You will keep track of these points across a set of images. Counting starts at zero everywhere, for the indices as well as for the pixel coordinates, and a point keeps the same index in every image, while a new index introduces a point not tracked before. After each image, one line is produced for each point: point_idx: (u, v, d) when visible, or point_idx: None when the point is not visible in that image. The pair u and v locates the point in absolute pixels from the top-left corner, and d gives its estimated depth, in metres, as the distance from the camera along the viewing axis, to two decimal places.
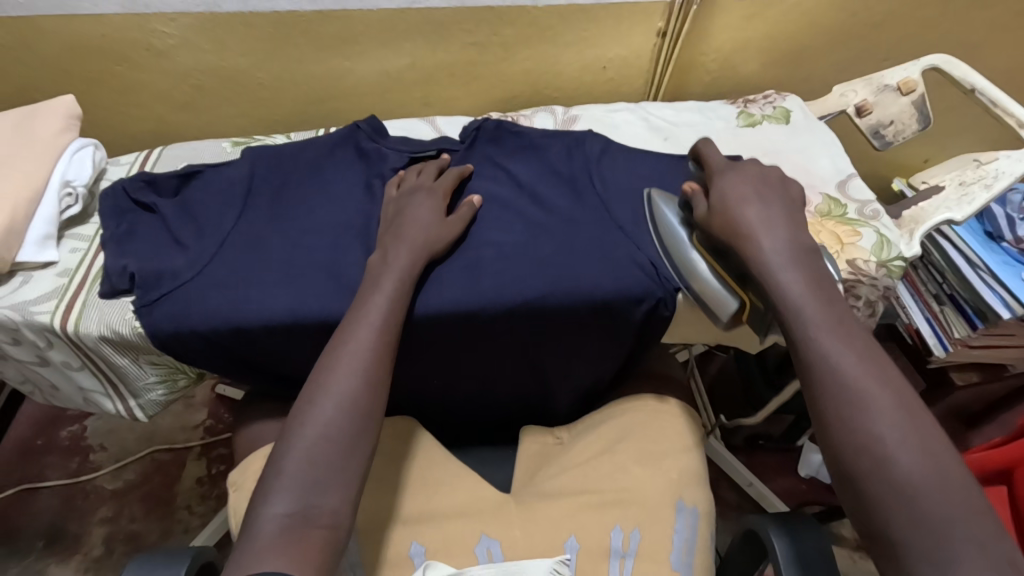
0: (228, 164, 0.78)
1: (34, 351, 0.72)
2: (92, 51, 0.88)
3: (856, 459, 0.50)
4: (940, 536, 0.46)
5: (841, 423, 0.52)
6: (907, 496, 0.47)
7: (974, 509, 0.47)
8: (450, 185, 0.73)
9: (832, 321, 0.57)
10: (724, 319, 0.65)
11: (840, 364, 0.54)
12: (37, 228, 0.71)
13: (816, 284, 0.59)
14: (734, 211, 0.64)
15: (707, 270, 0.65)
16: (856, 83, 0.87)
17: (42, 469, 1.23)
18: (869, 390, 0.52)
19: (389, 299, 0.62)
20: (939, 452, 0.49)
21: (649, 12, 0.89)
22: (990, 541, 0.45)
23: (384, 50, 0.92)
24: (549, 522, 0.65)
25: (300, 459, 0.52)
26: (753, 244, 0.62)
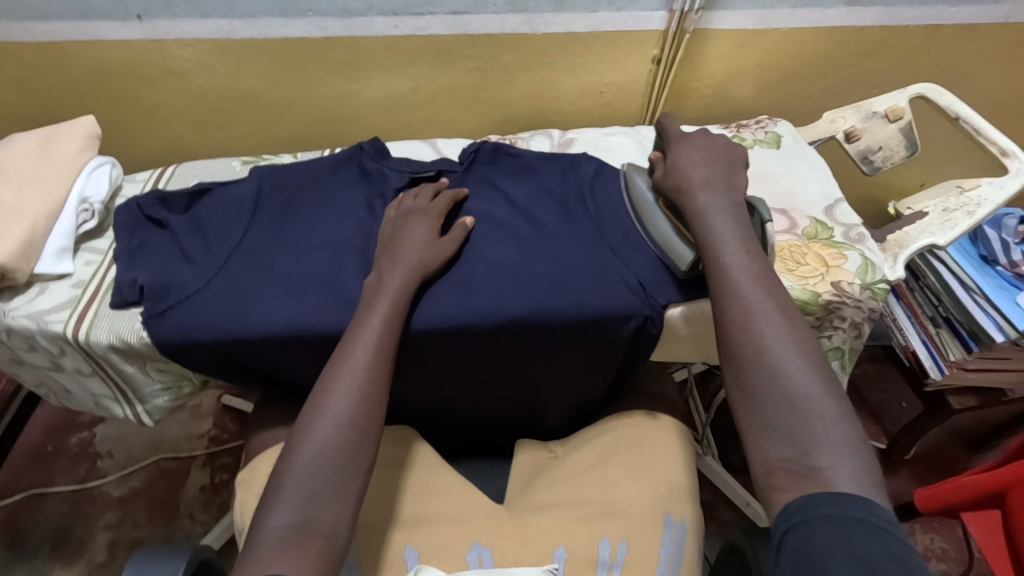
0: (236, 183, 0.82)
1: (47, 358, 0.75)
2: (115, 74, 0.93)
3: (744, 355, 0.56)
4: (803, 419, 0.51)
5: (739, 325, 0.57)
6: (784, 384, 0.53)
7: (842, 409, 0.52)
8: (445, 208, 0.76)
9: (745, 252, 0.62)
10: (681, 270, 0.71)
11: (746, 282, 0.60)
12: (55, 242, 0.74)
13: (737, 219, 0.66)
14: (680, 169, 0.71)
15: (668, 227, 0.72)
16: (845, 110, 0.89)
17: (51, 474, 1.26)
18: (767, 304, 0.58)
19: (384, 319, 0.64)
20: (816, 360, 0.54)
21: (643, 40, 0.93)
22: (842, 425, 0.51)
23: (389, 75, 0.96)
24: (538, 531, 0.66)
25: (299, 475, 0.55)
26: (690, 195, 0.68)
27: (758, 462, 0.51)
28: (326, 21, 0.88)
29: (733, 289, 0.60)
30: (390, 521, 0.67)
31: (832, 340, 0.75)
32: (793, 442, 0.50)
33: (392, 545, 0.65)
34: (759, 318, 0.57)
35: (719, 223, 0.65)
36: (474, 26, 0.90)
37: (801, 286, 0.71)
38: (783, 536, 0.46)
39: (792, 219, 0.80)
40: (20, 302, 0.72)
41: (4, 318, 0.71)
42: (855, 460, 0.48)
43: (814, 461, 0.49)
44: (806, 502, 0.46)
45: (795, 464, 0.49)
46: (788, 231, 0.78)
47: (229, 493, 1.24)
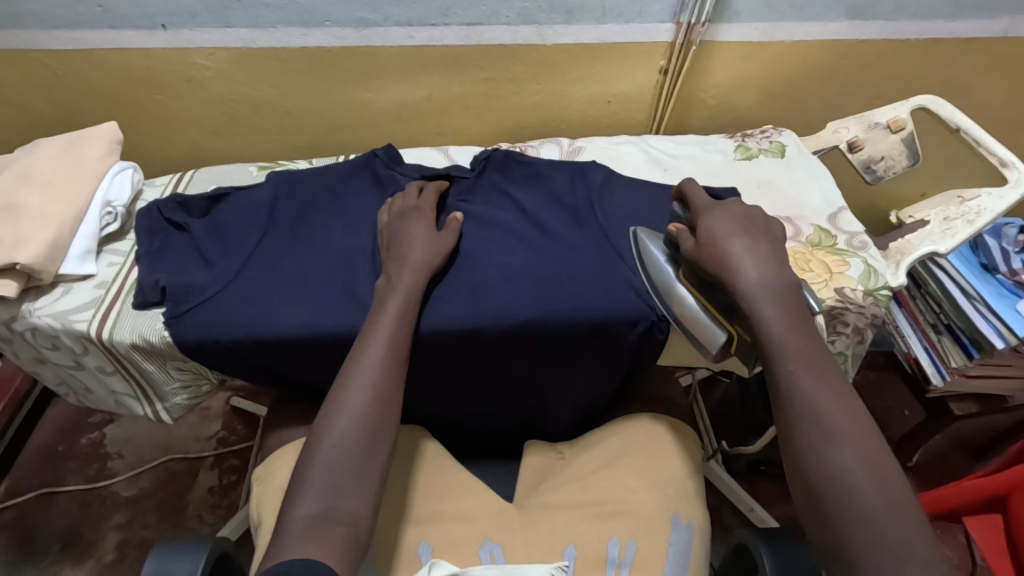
0: (253, 188, 0.84)
1: (70, 357, 0.77)
2: (136, 81, 0.96)
3: (819, 479, 0.54)
4: (889, 552, 0.49)
5: (806, 442, 0.56)
6: (863, 513, 0.51)
7: (927, 538, 0.50)
8: (434, 203, 0.79)
9: (808, 355, 0.59)
10: (712, 352, 0.67)
11: (812, 393, 0.57)
12: (80, 243, 0.77)
13: (795, 316, 0.62)
14: (721, 244, 0.66)
15: (695, 305, 0.68)
16: (848, 120, 0.91)
17: (62, 474, 1.28)
18: (836, 420, 0.56)
19: (396, 318, 0.66)
20: (895, 481, 0.53)
21: (651, 51, 0.95)
22: (929, 556, 0.49)
23: (402, 83, 0.98)
24: (548, 530, 0.68)
25: (321, 468, 0.56)
26: (738, 279, 0.64)
27: None
28: (343, 31, 0.91)
29: (799, 401, 0.58)
30: (404, 519, 0.69)
31: (836, 346, 0.76)
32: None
33: (405, 542, 0.67)
34: (829, 436, 0.55)
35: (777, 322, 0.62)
36: (486, 36, 0.92)
37: None
38: None
39: (796, 227, 0.82)
40: (44, 302, 0.74)
41: (30, 317, 0.73)
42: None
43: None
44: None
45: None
46: (792, 238, 0.80)
47: (237, 494, 1.26)
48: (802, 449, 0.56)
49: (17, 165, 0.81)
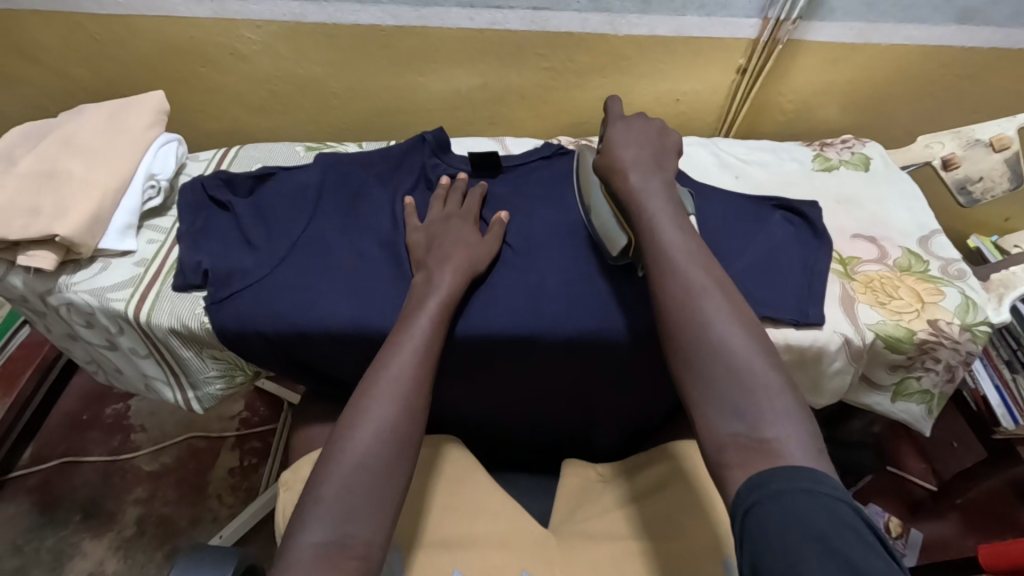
0: (301, 169, 0.79)
1: (105, 335, 0.74)
2: (181, 51, 0.92)
3: (685, 333, 0.54)
4: (740, 378, 0.50)
5: (678, 302, 0.55)
6: (725, 354, 0.51)
7: (785, 385, 0.50)
8: (477, 208, 0.74)
9: (678, 228, 0.60)
10: (613, 254, 0.66)
11: (682, 260, 0.58)
12: (121, 217, 0.73)
13: (670, 200, 0.63)
14: (613, 150, 0.68)
15: (605, 208, 0.69)
16: (943, 135, 0.85)
17: (85, 443, 1.27)
18: (704, 281, 0.56)
19: (430, 323, 0.60)
20: (758, 336, 0.53)
21: (730, 48, 0.88)
22: (785, 394, 0.49)
23: (459, 68, 0.93)
24: (590, 562, 0.60)
25: (336, 484, 0.50)
26: (622, 176, 0.66)
27: (709, 438, 0.49)
28: (400, 10, 0.85)
29: (669, 267, 0.58)
30: (437, 541, 0.62)
31: (921, 383, 0.70)
32: (734, 406, 0.48)
33: (436, 567, 0.60)
34: (693, 294, 0.55)
35: (653, 205, 0.63)
36: (553, 23, 0.86)
37: (894, 322, 0.67)
38: (742, 522, 0.42)
39: (882, 249, 0.75)
40: (82, 277, 0.71)
41: (66, 291, 0.70)
42: (794, 419, 0.47)
43: (760, 432, 0.47)
44: (761, 479, 0.44)
45: (743, 435, 0.47)
46: (879, 261, 0.73)
47: (256, 478, 1.24)
48: (675, 310, 0.55)
49: (59, 132, 0.78)
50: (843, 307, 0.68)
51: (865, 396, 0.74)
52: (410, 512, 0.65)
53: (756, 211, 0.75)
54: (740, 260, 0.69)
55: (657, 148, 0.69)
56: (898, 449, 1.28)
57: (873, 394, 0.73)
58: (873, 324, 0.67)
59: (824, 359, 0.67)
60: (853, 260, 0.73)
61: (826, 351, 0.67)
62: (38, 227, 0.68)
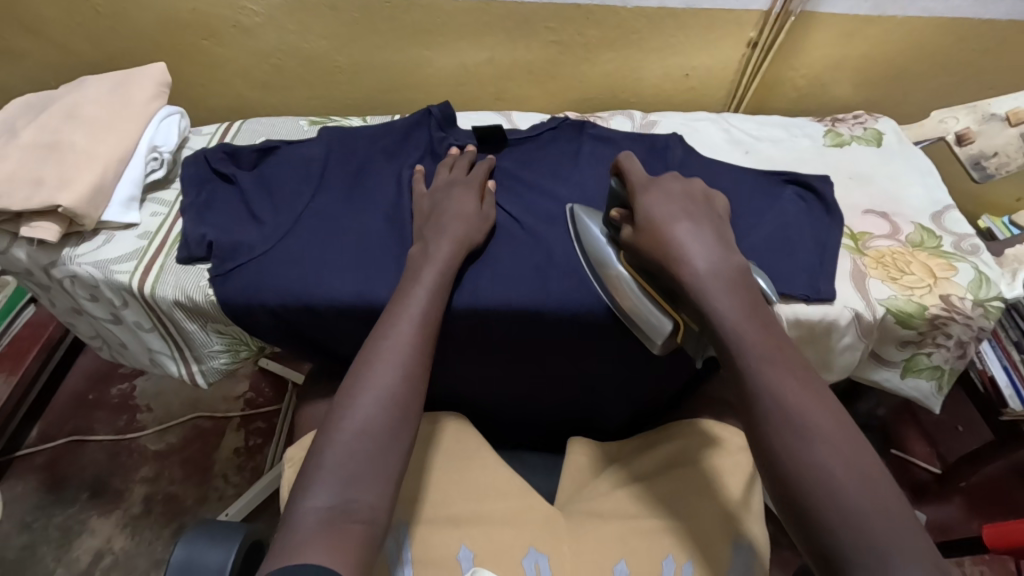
0: (305, 142, 0.78)
1: (109, 309, 0.73)
2: (182, 24, 0.90)
3: (798, 491, 0.44)
4: (884, 557, 0.40)
5: (787, 454, 0.45)
6: (861, 523, 0.42)
7: (928, 549, 0.41)
8: (483, 176, 0.73)
9: (766, 345, 0.50)
10: (657, 345, 0.59)
11: (780, 386, 0.48)
12: (124, 189, 0.72)
13: (748, 300, 0.52)
14: (665, 230, 0.56)
15: (637, 292, 0.61)
16: (959, 110, 0.84)
17: (91, 422, 1.27)
18: (813, 420, 0.46)
19: (430, 291, 0.60)
20: (886, 491, 0.43)
21: (742, 21, 0.86)
22: (932, 564, 0.40)
23: (465, 43, 0.91)
24: (596, 539, 0.60)
25: (338, 451, 0.49)
26: (685, 267, 0.54)
27: None
28: None
29: (770, 407, 0.47)
30: (444, 518, 0.62)
31: (930, 359, 0.69)
32: None
33: (444, 543, 0.60)
34: (806, 441, 0.45)
35: (733, 314, 0.51)
36: None
37: (905, 297, 0.66)
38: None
39: (894, 224, 0.74)
40: (86, 250, 0.70)
41: (70, 264, 0.70)
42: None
43: None
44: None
45: None
46: (890, 236, 0.72)
47: (262, 457, 1.24)
48: (787, 465, 0.45)
49: (61, 104, 0.77)
50: (854, 282, 0.67)
51: (873, 372, 0.73)
52: (418, 488, 0.64)
53: (766, 186, 0.74)
54: (748, 233, 0.68)
55: (710, 221, 0.59)
56: (902, 432, 1.28)
57: (882, 370, 0.72)
58: (884, 300, 0.66)
59: (835, 333, 0.67)
60: (863, 235, 0.72)
61: (839, 326, 0.66)
62: (41, 198, 0.68)
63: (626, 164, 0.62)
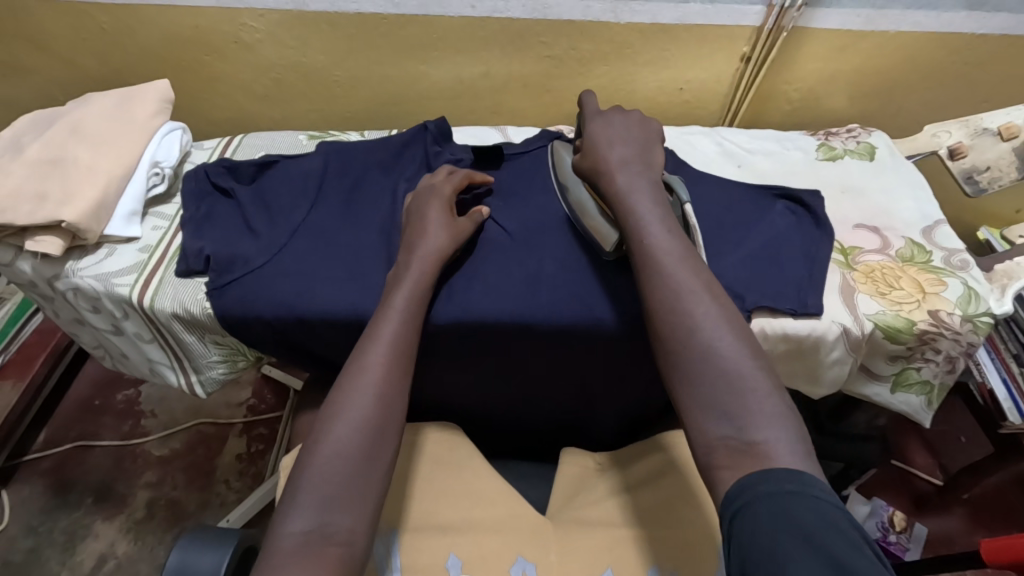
0: (304, 157, 0.80)
1: (111, 319, 0.75)
2: (186, 40, 0.93)
3: (673, 337, 0.53)
4: (729, 380, 0.49)
5: (667, 306, 0.54)
6: (715, 357, 0.50)
7: (775, 385, 0.49)
8: (458, 187, 0.72)
9: (663, 229, 0.59)
10: (606, 250, 0.67)
11: (670, 257, 0.57)
12: (126, 204, 0.74)
13: (657, 198, 0.62)
14: (597, 149, 0.67)
15: (593, 206, 0.69)
16: (951, 124, 0.84)
17: (97, 427, 1.29)
18: (694, 282, 0.55)
19: (403, 313, 0.60)
20: (750, 341, 0.51)
21: (734, 35, 0.87)
22: (773, 393, 0.48)
23: (462, 58, 0.93)
24: (585, 549, 0.61)
25: (315, 476, 0.50)
26: (609, 176, 0.64)
27: (698, 439, 0.48)
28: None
29: (657, 270, 0.56)
30: (433, 526, 0.62)
31: (920, 374, 0.69)
32: (723, 409, 0.48)
33: (434, 552, 0.60)
34: (683, 296, 0.54)
35: (642, 206, 0.61)
36: (554, 11, 0.86)
37: (894, 312, 0.66)
38: (731, 521, 0.42)
39: (885, 239, 0.74)
40: (89, 263, 0.72)
41: (73, 276, 0.72)
42: (788, 427, 0.46)
43: (749, 435, 0.46)
44: (745, 483, 0.43)
45: (733, 439, 0.46)
46: (881, 251, 0.73)
47: (263, 464, 1.26)
48: (664, 312, 0.54)
49: (67, 120, 0.79)
50: (843, 298, 0.68)
51: (864, 386, 0.73)
52: (409, 495, 0.64)
53: (757, 200, 0.75)
54: (738, 248, 0.69)
55: (643, 142, 0.68)
56: (903, 443, 1.27)
57: (873, 384, 0.72)
58: (873, 315, 0.66)
59: (827, 348, 0.67)
60: (854, 250, 0.73)
61: (831, 341, 0.66)
62: (45, 213, 0.70)
63: (584, 102, 0.73)
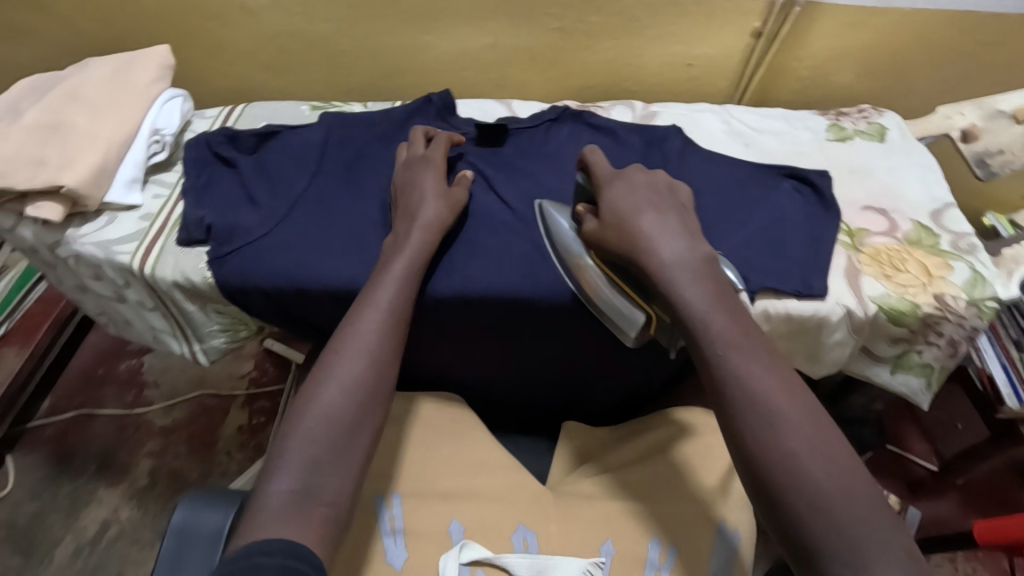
0: (305, 127, 0.79)
1: (113, 288, 0.75)
2: (187, 5, 0.91)
3: (766, 474, 0.45)
4: (843, 529, 0.42)
5: (752, 436, 0.46)
6: (819, 500, 0.43)
7: (886, 521, 0.43)
8: (442, 155, 0.71)
9: (732, 333, 0.50)
10: (630, 337, 0.59)
11: (746, 370, 0.49)
12: (126, 171, 0.74)
13: (715, 286, 0.54)
14: (626, 217, 0.58)
15: (607, 285, 0.60)
16: (965, 106, 0.83)
17: (100, 397, 1.31)
18: (778, 403, 0.47)
19: (399, 279, 0.60)
20: (850, 466, 0.45)
21: (746, 9, 0.85)
22: (890, 533, 0.42)
23: (467, 29, 0.91)
24: (584, 521, 0.61)
25: (303, 435, 0.50)
26: (650, 253, 0.55)
27: None
28: None
29: (735, 391, 0.48)
30: (434, 494, 0.63)
31: (922, 357, 0.69)
32: (841, 559, 0.41)
33: (435, 519, 0.61)
34: (768, 424, 0.46)
35: (700, 301, 0.52)
36: None
37: (899, 295, 0.66)
38: None
39: (892, 221, 0.73)
40: (89, 230, 0.72)
41: (74, 243, 0.71)
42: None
43: None
44: None
45: None
46: (887, 233, 0.72)
47: (264, 435, 1.27)
48: (750, 441, 0.46)
49: (67, 85, 0.78)
50: (847, 280, 0.67)
51: (865, 368, 0.73)
52: (410, 465, 0.64)
53: (764, 178, 0.74)
54: (741, 229, 0.68)
55: (675, 210, 0.60)
56: (900, 429, 1.27)
57: (875, 367, 0.72)
58: (877, 297, 0.66)
59: (828, 329, 0.67)
60: (860, 232, 0.72)
61: (835, 322, 0.66)
62: (44, 178, 0.69)
63: (590, 160, 0.64)
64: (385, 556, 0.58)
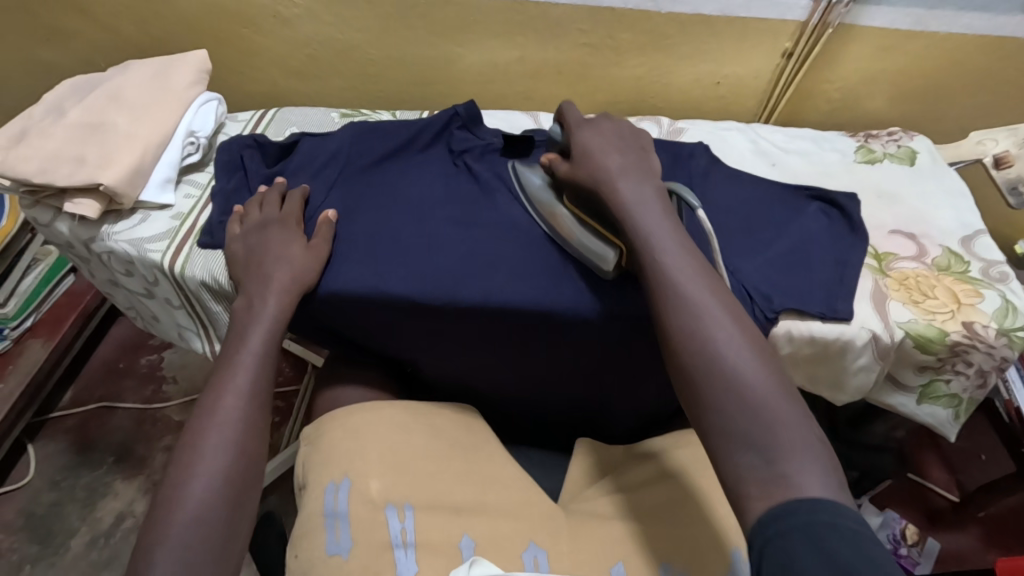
0: (334, 135, 0.81)
1: (144, 284, 0.77)
2: (225, 11, 0.93)
3: (694, 365, 0.49)
4: (760, 416, 0.44)
5: (684, 333, 0.50)
6: (741, 389, 0.46)
7: (802, 415, 0.45)
8: (297, 211, 0.71)
9: (677, 249, 0.55)
10: (606, 272, 0.64)
11: (684, 279, 0.53)
12: (161, 172, 0.76)
13: (666, 211, 0.59)
14: (593, 158, 0.63)
15: (582, 228, 0.66)
16: (999, 132, 0.83)
17: (120, 390, 1.33)
18: (711, 305, 0.51)
19: (257, 359, 0.61)
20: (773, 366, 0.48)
21: (777, 30, 0.85)
22: (804, 426, 0.44)
23: (497, 42, 0.92)
24: (597, 539, 0.59)
25: (174, 538, 0.48)
26: (611, 186, 0.61)
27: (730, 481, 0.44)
28: None
29: (674, 293, 0.52)
30: (446, 506, 0.61)
31: (949, 386, 0.68)
32: (755, 441, 0.43)
33: (446, 533, 0.58)
34: (700, 323, 0.50)
35: (651, 222, 0.57)
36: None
37: (927, 322, 0.65)
38: None
39: (921, 246, 0.72)
40: (123, 227, 0.74)
41: (108, 240, 0.73)
42: (825, 466, 0.42)
43: (779, 468, 0.42)
44: None
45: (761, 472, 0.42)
46: (916, 258, 0.71)
47: (278, 435, 1.28)
48: (682, 336, 0.50)
49: (108, 86, 0.81)
50: (873, 304, 0.66)
51: (889, 396, 0.72)
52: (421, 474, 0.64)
53: (790, 199, 0.73)
54: (766, 249, 0.67)
55: (637, 152, 0.65)
56: (920, 458, 1.25)
57: (899, 395, 0.71)
58: (903, 323, 0.65)
59: (852, 354, 0.66)
60: (888, 256, 0.71)
61: (861, 344, 0.65)
62: (83, 176, 0.71)
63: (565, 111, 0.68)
64: (394, 567, 0.55)
